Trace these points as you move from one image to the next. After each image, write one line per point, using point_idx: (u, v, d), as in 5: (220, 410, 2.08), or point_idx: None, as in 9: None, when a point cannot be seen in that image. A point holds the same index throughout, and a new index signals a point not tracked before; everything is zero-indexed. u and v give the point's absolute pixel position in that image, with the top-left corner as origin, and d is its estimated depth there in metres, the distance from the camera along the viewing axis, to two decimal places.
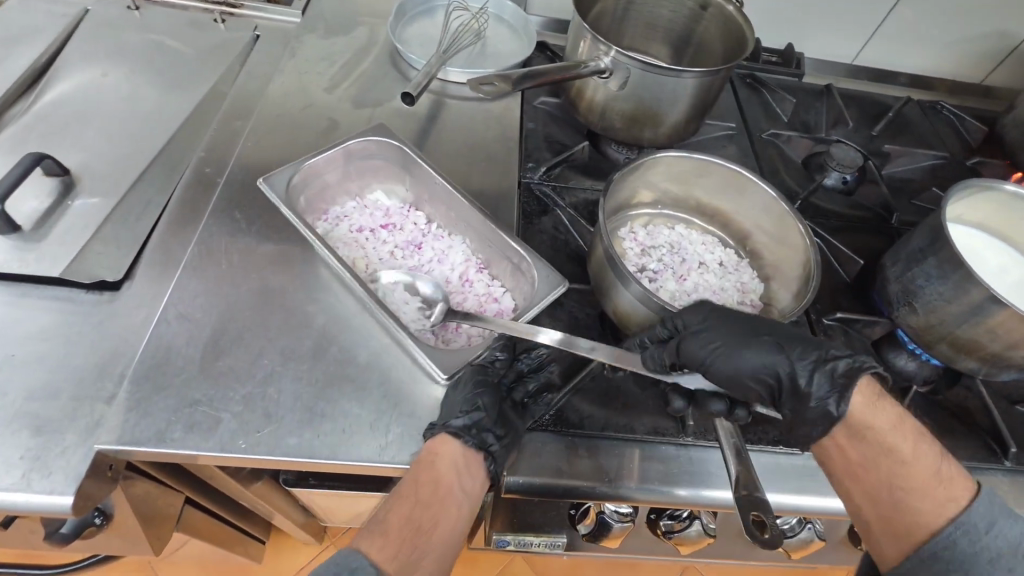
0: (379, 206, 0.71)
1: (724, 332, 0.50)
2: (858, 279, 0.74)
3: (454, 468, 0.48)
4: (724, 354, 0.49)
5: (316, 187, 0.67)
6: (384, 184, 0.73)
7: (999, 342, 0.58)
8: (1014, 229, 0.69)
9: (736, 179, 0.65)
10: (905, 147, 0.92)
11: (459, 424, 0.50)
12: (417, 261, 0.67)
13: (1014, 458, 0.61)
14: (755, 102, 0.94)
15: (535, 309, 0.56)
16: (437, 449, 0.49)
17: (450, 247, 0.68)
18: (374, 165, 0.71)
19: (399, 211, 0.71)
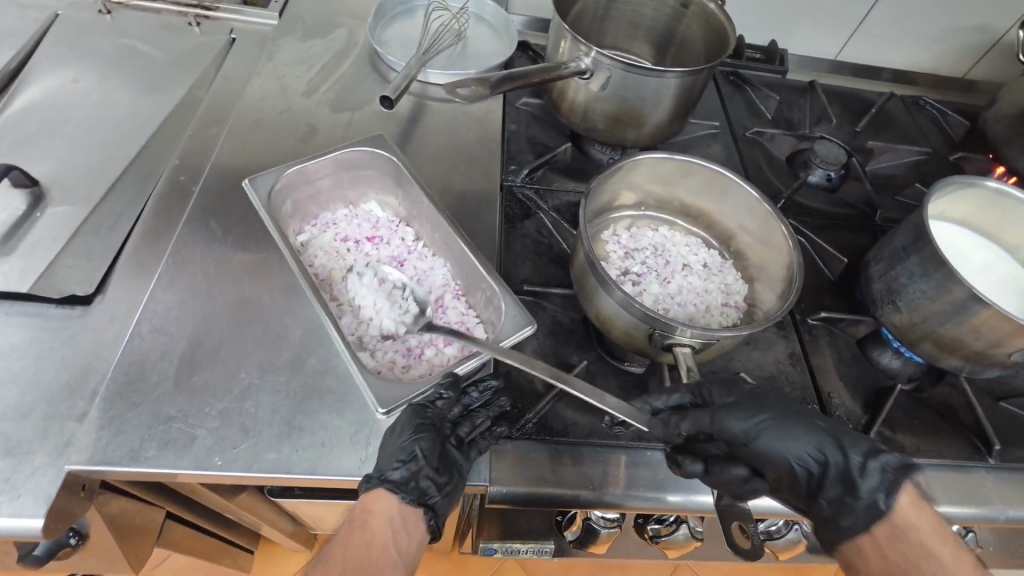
0: (367, 217, 0.66)
1: (777, 411, 0.47)
2: (842, 277, 0.74)
3: (389, 526, 0.46)
4: (770, 432, 0.46)
5: (305, 193, 0.63)
6: (378, 195, 0.68)
7: (982, 340, 0.58)
8: (996, 225, 0.68)
9: (717, 180, 0.64)
10: (888, 143, 0.92)
11: (395, 476, 0.47)
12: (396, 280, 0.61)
13: (998, 455, 0.61)
14: (738, 100, 0.94)
15: (493, 349, 0.51)
16: (372, 507, 0.46)
17: (433, 268, 0.62)
18: (368, 175, 0.66)
19: (388, 224, 0.65)
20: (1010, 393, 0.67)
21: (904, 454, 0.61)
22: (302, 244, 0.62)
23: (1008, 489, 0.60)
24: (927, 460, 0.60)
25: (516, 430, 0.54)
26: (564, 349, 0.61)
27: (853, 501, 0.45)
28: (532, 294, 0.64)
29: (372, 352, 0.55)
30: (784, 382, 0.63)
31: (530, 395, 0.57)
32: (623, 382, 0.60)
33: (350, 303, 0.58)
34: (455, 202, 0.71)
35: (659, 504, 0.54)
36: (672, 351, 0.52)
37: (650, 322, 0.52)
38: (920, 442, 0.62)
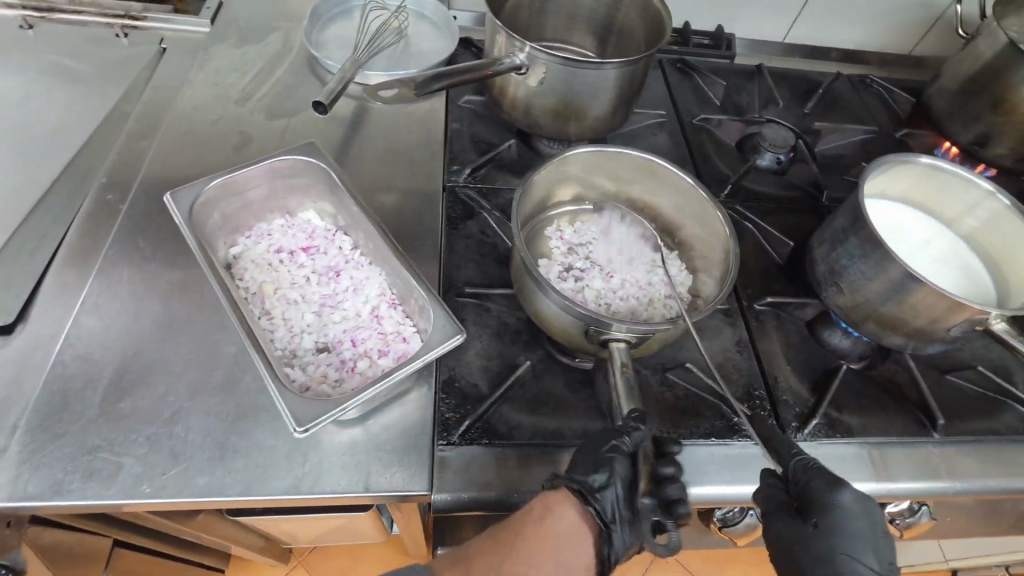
0: (304, 227, 0.64)
1: (806, 549, 0.46)
2: (789, 260, 0.74)
3: (562, 530, 0.46)
4: (796, 561, 0.46)
5: (235, 205, 0.61)
6: (315, 203, 0.65)
7: (921, 318, 0.58)
8: (935, 200, 0.69)
9: (650, 168, 0.64)
10: (835, 124, 0.93)
11: (590, 485, 0.47)
12: (332, 290, 0.60)
13: (942, 429, 0.62)
14: (685, 87, 0.93)
15: (419, 360, 0.49)
16: (556, 507, 0.47)
17: (370, 277, 0.60)
18: (302, 184, 0.64)
19: (324, 234, 0.64)
20: (955, 366, 0.68)
21: (851, 434, 0.61)
22: (234, 258, 0.61)
23: (954, 462, 0.61)
24: (875, 438, 0.61)
25: (458, 437, 0.53)
26: (509, 350, 0.60)
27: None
28: (474, 295, 0.63)
29: (304, 367, 0.54)
30: (731, 370, 0.63)
31: (473, 399, 0.56)
32: (571, 379, 0.59)
33: (283, 318, 0.57)
34: (396, 206, 0.70)
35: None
36: (607, 347, 0.51)
37: (586, 321, 0.51)
38: (867, 422, 0.62)
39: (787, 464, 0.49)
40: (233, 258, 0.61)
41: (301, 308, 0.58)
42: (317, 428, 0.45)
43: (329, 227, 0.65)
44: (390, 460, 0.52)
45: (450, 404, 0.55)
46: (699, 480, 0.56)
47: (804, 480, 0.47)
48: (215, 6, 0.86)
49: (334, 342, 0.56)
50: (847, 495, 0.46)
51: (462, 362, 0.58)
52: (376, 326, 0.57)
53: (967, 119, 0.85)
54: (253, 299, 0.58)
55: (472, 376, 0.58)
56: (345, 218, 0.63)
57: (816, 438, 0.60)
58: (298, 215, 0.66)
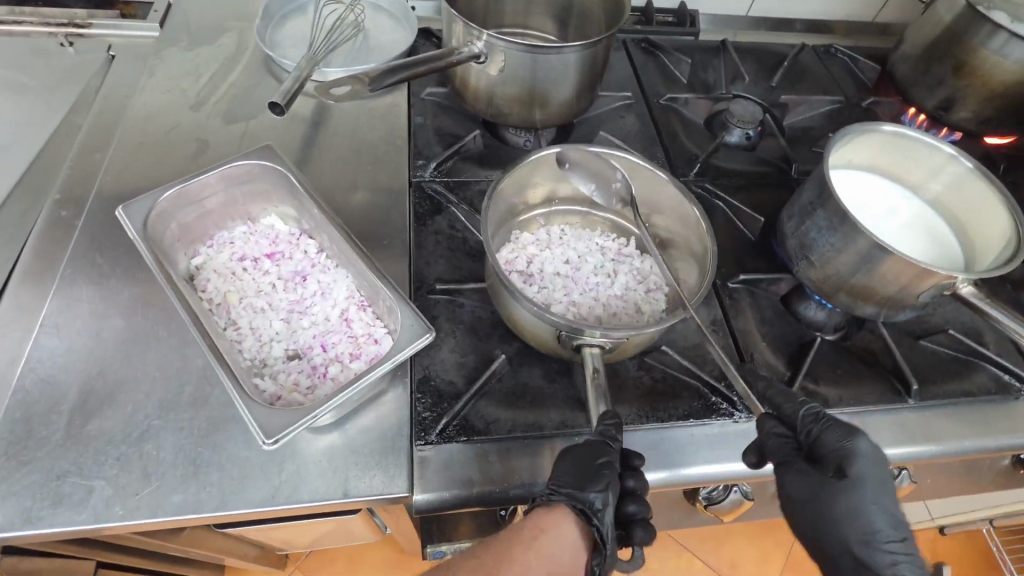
0: (268, 232, 0.63)
1: (834, 502, 0.47)
2: (762, 235, 0.74)
3: (558, 548, 0.47)
4: (822, 517, 0.47)
5: (191, 215, 0.59)
6: (277, 208, 0.64)
7: (892, 286, 0.59)
8: (899, 168, 0.69)
9: (630, 170, 0.63)
10: (802, 96, 0.92)
11: (592, 505, 0.47)
12: (299, 295, 0.59)
13: (917, 395, 0.63)
14: (651, 66, 0.93)
15: (390, 363, 0.48)
16: (553, 524, 0.47)
17: (336, 280, 0.59)
18: (260, 189, 0.62)
19: (288, 239, 0.62)
20: (929, 331, 0.69)
21: (827, 406, 0.61)
22: (196, 269, 0.60)
23: (931, 426, 0.62)
24: (854, 408, 0.61)
25: (437, 436, 0.52)
26: (486, 345, 0.59)
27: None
28: (445, 292, 0.61)
29: (274, 376, 0.53)
30: (708, 349, 0.63)
31: (449, 396, 0.55)
32: (548, 369, 0.59)
33: (250, 329, 0.56)
34: (361, 206, 0.69)
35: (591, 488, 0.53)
36: (581, 351, 0.52)
37: (558, 326, 0.51)
38: (843, 393, 0.62)
39: (796, 417, 0.49)
40: (195, 269, 0.60)
41: (267, 316, 0.57)
42: (288, 436, 0.44)
43: (292, 231, 0.63)
44: (369, 463, 0.51)
45: (426, 404, 0.54)
46: (680, 461, 0.56)
47: (820, 430, 0.49)
48: (163, 9, 0.83)
49: (305, 349, 0.55)
50: (865, 441, 0.48)
51: (436, 361, 0.57)
52: (346, 330, 0.56)
53: (930, 83, 0.85)
54: (217, 309, 0.57)
55: (448, 373, 0.57)
56: (307, 219, 0.62)
57: None
58: (261, 221, 0.64)
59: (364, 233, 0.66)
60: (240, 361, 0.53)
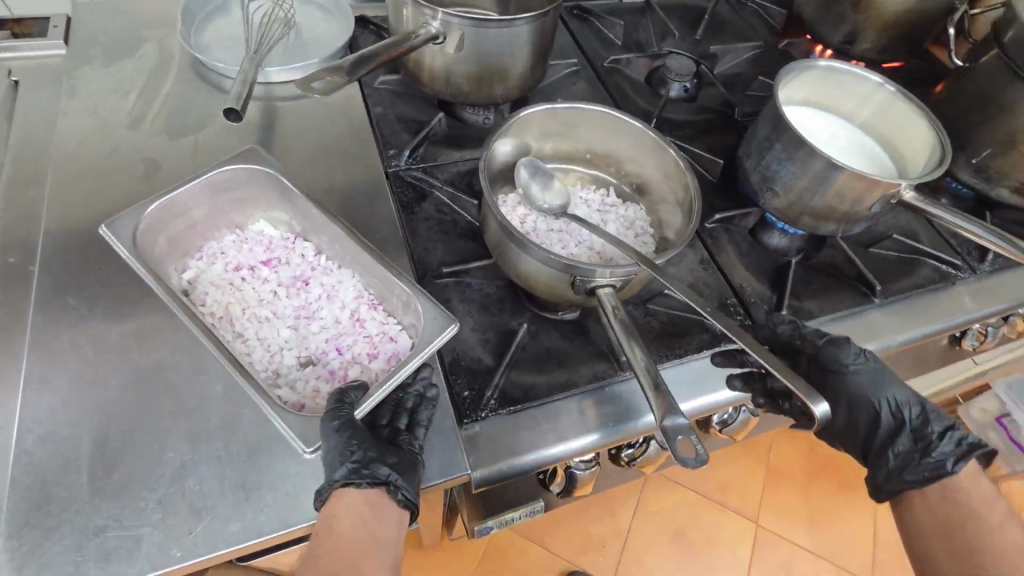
0: (259, 239, 0.61)
1: (873, 362, 0.60)
2: (722, 175, 0.80)
3: (359, 516, 0.44)
4: (864, 373, 0.60)
5: (180, 227, 0.57)
6: (266, 213, 0.62)
7: (847, 201, 0.66)
8: (833, 98, 0.77)
9: (604, 120, 0.65)
10: (728, 45, 0.98)
11: (350, 469, 0.44)
12: (303, 300, 0.57)
13: (880, 293, 0.71)
14: (587, 32, 0.95)
15: (420, 357, 0.48)
16: (335, 508, 0.44)
17: (340, 281, 0.58)
18: (246, 194, 0.60)
19: (283, 244, 0.61)
20: (877, 239, 0.78)
21: (812, 317, 0.68)
22: (189, 283, 0.57)
23: (894, 320, 0.70)
24: (831, 316, 0.68)
25: (481, 412, 0.53)
26: (502, 318, 0.60)
27: (922, 456, 0.57)
28: (451, 274, 0.61)
29: (292, 386, 0.52)
30: (703, 286, 0.67)
31: (482, 373, 0.56)
32: (564, 331, 0.61)
33: (259, 338, 0.54)
34: (341, 204, 0.67)
35: (625, 431, 0.56)
36: (595, 293, 0.55)
37: (570, 271, 0.54)
38: (823, 304, 0.69)
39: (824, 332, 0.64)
40: (187, 284, 0.57)
41: (274, 325, 0.55)
42: (325, 446, 0.45)
43: (285, 235, 0.61)
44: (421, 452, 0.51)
45: (462, 384, 0.55)
46: (701, 391, 0.61)
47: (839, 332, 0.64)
48: (63, 23, 0.75)
49: (319, 354, 0.54)
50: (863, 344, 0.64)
51: (461, 342, 0.58)
52: (360, 331, 0.55)
53: (835, 22, 0.94)
54: (219, 321, 0.54)
55: (475, 352, 0.57)
56: (302, 222, 0.60)
57: None
58: (250, 228, 0.62)
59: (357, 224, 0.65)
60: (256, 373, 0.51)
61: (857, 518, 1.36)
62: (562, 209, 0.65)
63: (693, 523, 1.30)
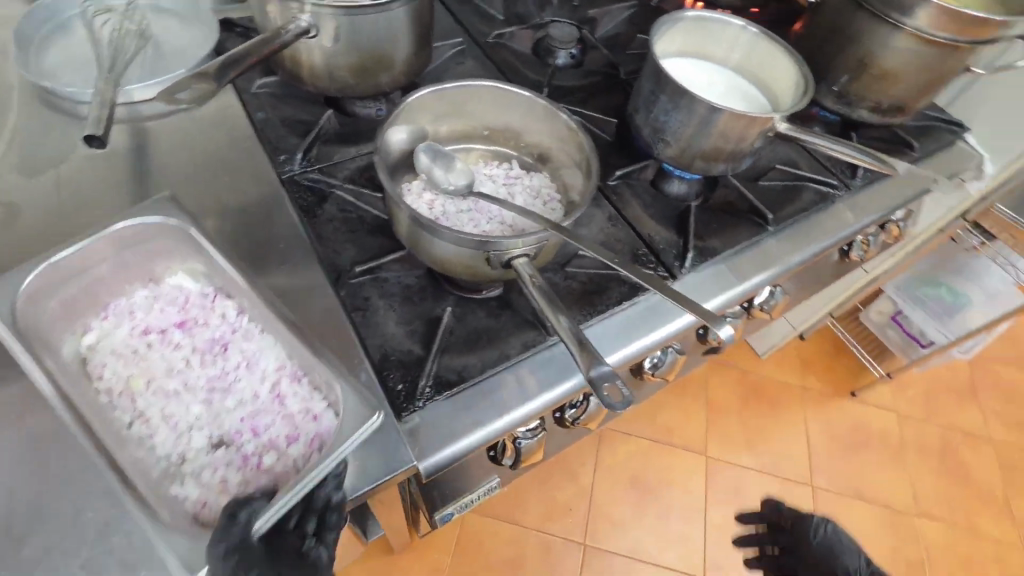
0: (175, 294, 0.57)
1: None
2: (616, 133, 0.83)
3: None
4: None
5: (80, 286, 0.53)
6: (182, 267, 0.57)
7: (731, 141, 0.70)
8: (706, 45, 0.81)
9: (492, 94, 0.65)
10: (604, 8, 1.01)
11: None
12: (219, 369, 0.53)
13: (772, 221, 0.77)
14: (467, 9, 0.95)
15: (334, 459, 0.43)
16: None
17: (260, 348, 0.54)
18: (157, 249, 0.56)
19: (201, 303, 0.56)
20: (764, 172, 0.84)
21: (716, 254, 0.72)
22: (88, 348, 0.53)
23: (787, 243, 0.77)
24: (732, 250, 0.73)
25: (419, 401, 0.53)
26: (425, 307, 0.60)
27: None
28: (366, 272, 0.60)
29: (196, 475, 0.47)
30: (615, 241, 0.70)
31: (414, 363, 0.55)
32: (489, 308, 0.61)
33: (167, 414, 0.50)
34: (237, 219, 0.63)
35: (558, 397, 0.58)
36: (512, 265, 0.55)
37: (483, 248, 0.54)
38: (725, 240, 0.74)
39: None
40: (88, 350, 0.53)
41: (184, 400, 0.51)
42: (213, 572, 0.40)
43: (205, 290, 0.57)
44: (365, 453, 0.51)
45: (396, 378, 0.54)
46: (627, 340, 0.64)
47: None
48: None
49: (232, 435, 0.50)
50: None
51: (387, 336, 0.57)
52: (279, 409, 0.50)
53: None
54: (117, 400, 0.50)
55: (403, 345, 0.57)
56: (219, 276, 0.55)
57: (693, 269, 0.70)
58: (167, 281, 0.58)
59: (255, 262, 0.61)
60: (152, 464, 0.47)
61: (786, 431, 1.52)
62: (467, 188, 0.65)
63: (647, 469, 1.39)
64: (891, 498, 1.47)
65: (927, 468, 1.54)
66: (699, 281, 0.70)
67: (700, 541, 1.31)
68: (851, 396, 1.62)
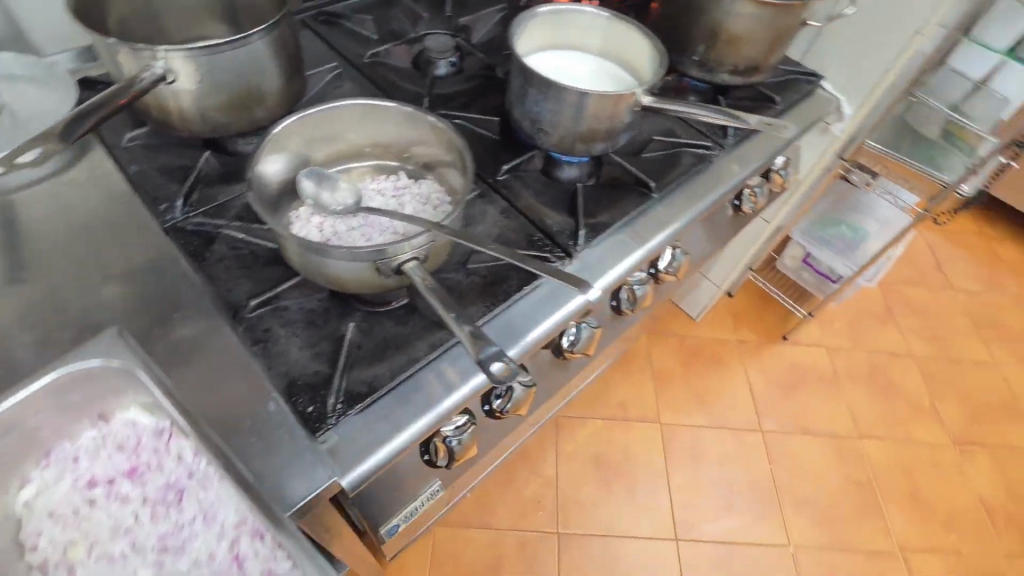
0: (126, 434, 0.48)
1: None
2: (501, 130, 0.86)
3: None
4: None
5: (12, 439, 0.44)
6: (132, 403, 0.48)
7: (602, 121, 0.74)
8: (566, 37, 0.85)
9: (361, 111, 0.67)
10: (476, 15, 1.04)
11: None
12: (173, 524, 0.45)
13: (656, 188, 0.82)
14: (339, 34, 0.96)
15: None
16: None
17: (220, 498, 0.45)
18: (101, 389, 0.47)
19: (156, 443, 0.48)
20: (645, 144, 0.89)
21: (609, 227, 0.76)
22: (24, 507, 0.44)
23: (673, 206, 0.82)
24: (623, 221, 0.77)
25: (331, 418, 0.54)
26: (330, 327, 0.61)
27: None
28: (263, 304, 0.60)
29: None
30: (510, 232, 0.73)
31: (324, 384, 0.56)
32: (394, 316, 0.63)
33: None
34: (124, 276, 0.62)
35: (472, 391, 0.59)
36: (403, 270, 0.57)
37: (372, 259, 0.55)
38: (615, 213, 0.78)
39: None
40: (21, 509, 0.44)
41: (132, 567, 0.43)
42: None
43: (160, 426, 0.48)
44: (286, 480, 0.50)
45: (305, 401, 0.54)
46: (535, 322, 0.66)
47: None
48: None
49: None
50: None
51: (292, 362, 0.57)
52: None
53: None
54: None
55: (309, 367, 0.57)
56: (174, 411, 0.47)
57: (589, 245, 0.74)
58: (117, 418, 0.48)
59: (174, 371, 0.55)
60: None
61: (728, 383, 1.60)
62: (355, 205, 0.65)
63: (607, 448, 1.43)
64: (834, 426, 1.57)
65: (860, 392, 1.65)
66: (598, 255, 0.74)
67: (669, 505, 1.36)
68: (782, 340, 1.73)
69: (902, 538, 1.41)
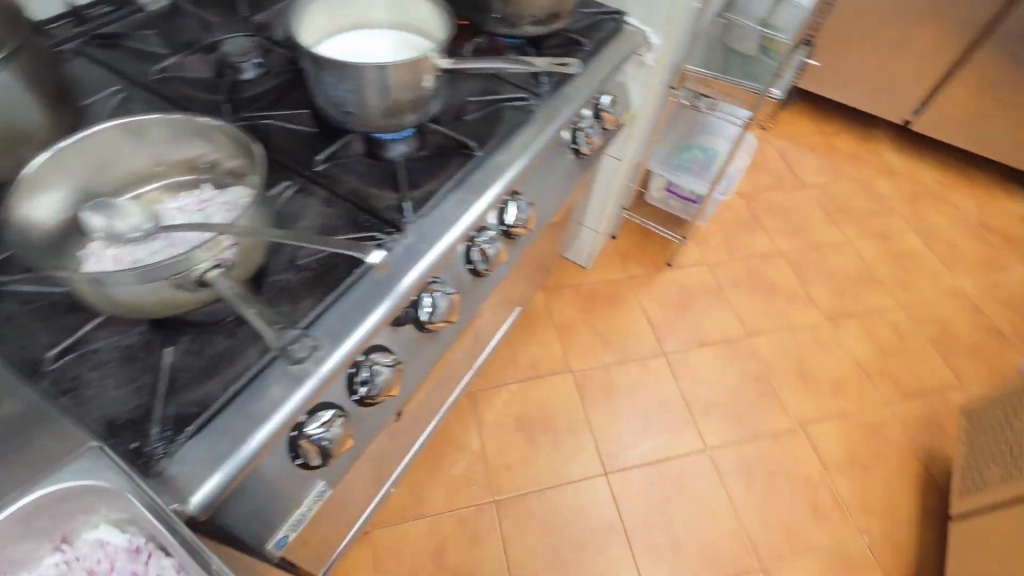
0: (96, 554, 0.51)
1: None
2: (313, 120, 0.84)
3: None
4: None
5: None
6: (99, 525, 0.52)
7: (401, 90, 0.74)
8: (351, 18, 0.83)
9: (125, 129, 0.64)
10: (272, 10, 1.00)
11: None
12: None
13: (478, 147, 0.83)
14: (120, 56, 0.89)
15: None
16: None
17: None
18: (72, 509, 0.50)
19: (128, 561, 0.51)
20: (464, 108, 0.90)
21: (436, 194, 0.77)
22: None
23: (498, 160, 0.84)
24: (450, 184, 0.78)
25: (158, 447, 0.51)
26: (149, 359, 0.57)
27: None
28: (66, 353, 0.56)
29: None
30: (335, 221, 0.71)
31: (148, 417, 0.53)
32: (221, 332, 0.60)
33: None
34: None
35: (315, 385, 0.59)
36: (206, 281, 0.55)
37: (165, 277, 0.53)
38: (441, 180, 0.79)
39: None
40: None
41: None
42: None
43: (132, 544, 0.51)
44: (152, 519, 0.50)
45: (129, 439, 0.52)
46: (374, 302, 0.66)
47: None
48: None
49: None
50: None
51: (110, 404, 0.54)
52: None
53: None
54: None
55: (130, 405, 0.54)
56: (148, 528, 0.49)
57: (418, 216, 0.74)
58: (84, 539, 0.52)
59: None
60: None
61: (626, 319, 1.69)
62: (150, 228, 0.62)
63: (527, 409, 1.47)
64: (726, 333, 1.70)
65: (743, 296, 1.79)
66: (429, 222, 0.74)
67: (593, 445, 1.42)
68: (667, 267, 1.83)
69: (800, 414, 1.56)
